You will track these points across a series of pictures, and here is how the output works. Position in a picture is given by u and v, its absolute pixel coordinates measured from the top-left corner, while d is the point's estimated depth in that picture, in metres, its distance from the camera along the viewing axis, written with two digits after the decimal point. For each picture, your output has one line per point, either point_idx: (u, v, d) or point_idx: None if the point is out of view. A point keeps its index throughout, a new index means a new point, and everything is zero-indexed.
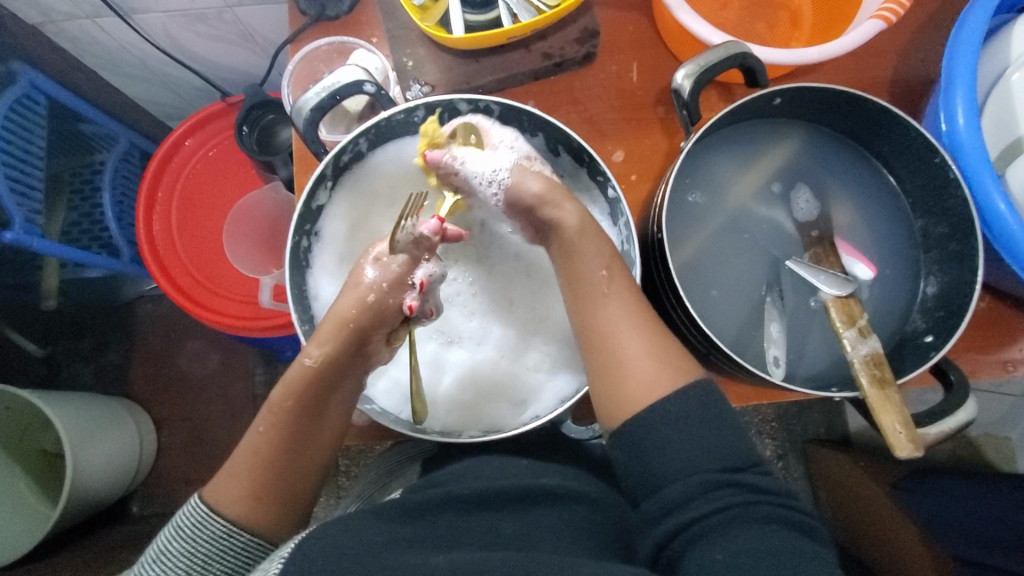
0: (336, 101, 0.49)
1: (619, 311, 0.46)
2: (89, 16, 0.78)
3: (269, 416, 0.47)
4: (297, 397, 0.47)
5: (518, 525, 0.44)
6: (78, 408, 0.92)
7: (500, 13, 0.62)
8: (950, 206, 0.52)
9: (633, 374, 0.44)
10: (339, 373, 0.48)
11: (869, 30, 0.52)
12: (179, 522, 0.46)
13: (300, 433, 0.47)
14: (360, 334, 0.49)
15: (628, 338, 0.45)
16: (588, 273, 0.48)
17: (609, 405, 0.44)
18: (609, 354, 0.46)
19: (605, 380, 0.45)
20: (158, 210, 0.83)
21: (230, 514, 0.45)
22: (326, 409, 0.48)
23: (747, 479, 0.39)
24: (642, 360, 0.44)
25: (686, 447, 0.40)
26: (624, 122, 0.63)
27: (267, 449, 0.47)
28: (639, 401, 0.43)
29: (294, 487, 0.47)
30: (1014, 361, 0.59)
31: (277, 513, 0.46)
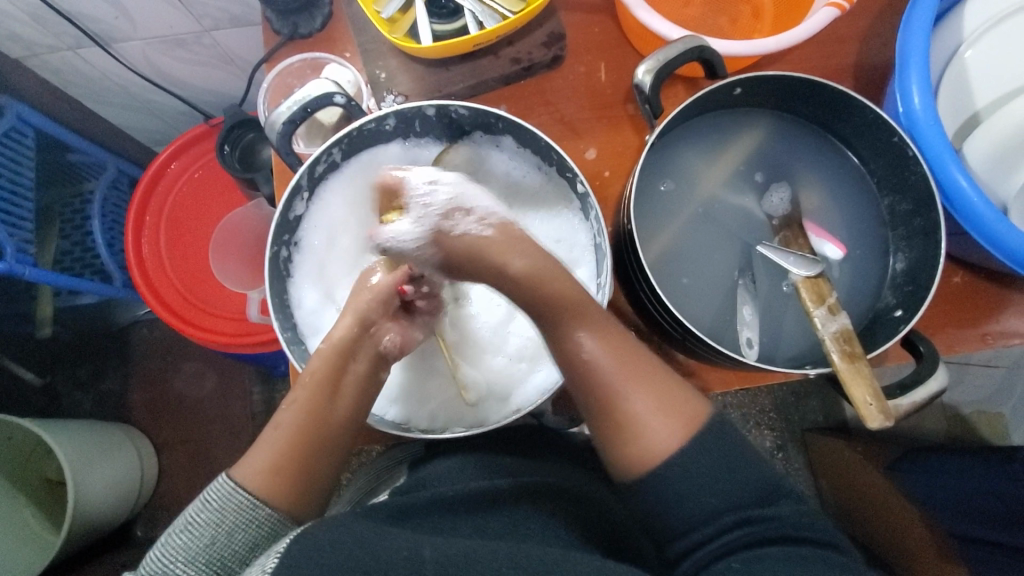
0: (307, 113, 0.51)
1: (609, 365, 0.44)
2: (71, 48, 0.80)
3: (290, 394, 0.47)
4: (317, 372, 0.48)
5: (506, 522, 0.46)
6: (77, 434, 0.92)
7: (466, 21, 0.63)
8: (911, 183, 0.53)
9: (645, 426, 0.41)
10: (348, 354, 0.49)
11: (823, 17, 0.54)
12: (205, 496, 0.44)
13: (317, 409, 0.47)
14: (360, 323, 0.51)
15: (631, 394, 0.43)
16: (574, 321, 0.45)
17: (622, 457, 0.42)
18: (612, 409, 0.43)
19: (611, 440, 0.43)
20: (147, 232, 0.85)
21: (253, 486, 0.44)
22: (343, 384, 0.48)
23: (762, 512, 0.40)
24: (647, 406, 0.42)
25: (707, 487, 0.40)
26: (595, 120, 0.64)
27: (290, 425, 0.46)
28: (649, 458, 0.41)
29: (314, 461, 0.46)
30: (992, 333, 0.60)
31: (298, 487, 0.45)
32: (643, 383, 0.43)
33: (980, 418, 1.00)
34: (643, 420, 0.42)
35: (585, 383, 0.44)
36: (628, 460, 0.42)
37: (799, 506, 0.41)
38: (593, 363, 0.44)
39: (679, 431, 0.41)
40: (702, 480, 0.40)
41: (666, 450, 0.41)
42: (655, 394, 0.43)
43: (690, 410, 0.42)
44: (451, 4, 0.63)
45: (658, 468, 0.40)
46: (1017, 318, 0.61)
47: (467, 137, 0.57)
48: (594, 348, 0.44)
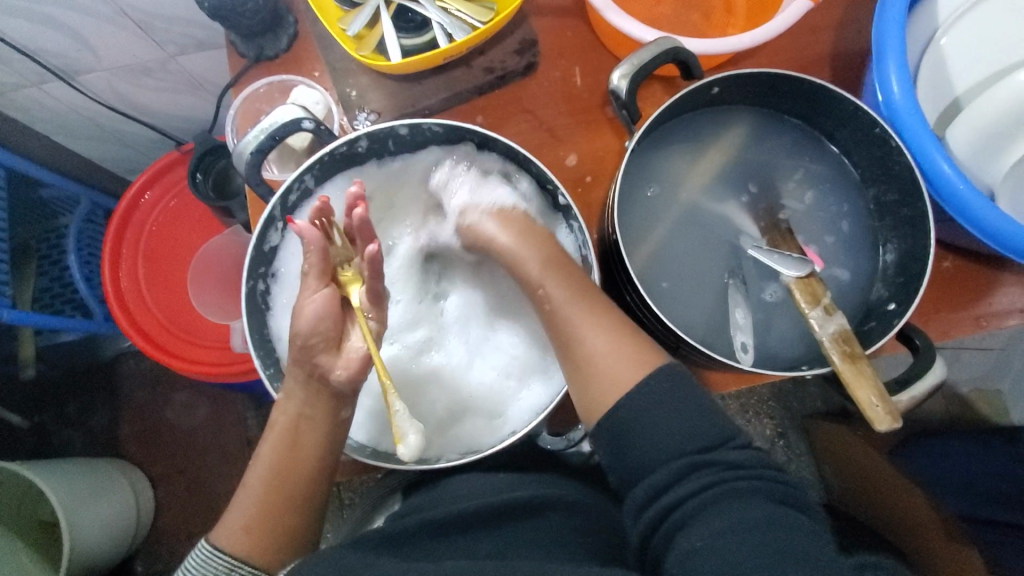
0: (275, 141, 0.49)
1: (571, 301, 0.47)
2: (33, 83, 0.77)
3: (258, 448, 0.47)
4: (276, 427, 0.47)
5: (495, 543, 0.44)
6: (68, 475, 0.90)
7: (435, 35, 0.62)
8: (896, 173, 0.52)
9: (603, 367, 0.43)
10: (305, 398, 0.47)
11: (796, 12, 0.53)
12: (188, 565, 0.45)
13: (280, 462, 0.46)
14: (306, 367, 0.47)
15: (592, 333, 0.45)
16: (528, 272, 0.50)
17: (587, 403, 0.44)
18: (578, 356, 0.45)
19: (571, 370, 0.46)
20: (124, 267, 0.83)
21: (231, 548, 0.44)
22: (301, 436, 0.46)
23: (720, 455, 0.39)
24: (606, 344, 0.44)
25: (675, 428, 0.40)
26: (574, 126, 0.63)
27: (258, 481, 0.46)
28: (611, 391, 0.43)
29: (287, 513, 0.46)
30: (986, 316, 0.60)
31: (271, 541, 0.45)
32: (606, 322, 0.46)
33: (978, 397, 1.00)
34: (604, 361, 0.44)
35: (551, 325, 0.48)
36: (592, 394, 0.44)
37: (751, 453, 0.40)
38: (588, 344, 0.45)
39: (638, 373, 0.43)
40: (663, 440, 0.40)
41: (629, 384, 0.42)
42: (616, 331, 0.45)
43: (648, 351, 0.44)
44: (418, 18, 0.62)
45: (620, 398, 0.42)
46: (1009, 299, 0.60)
47: (444, 152, 0.56)
48: (548, 292, 0.48)
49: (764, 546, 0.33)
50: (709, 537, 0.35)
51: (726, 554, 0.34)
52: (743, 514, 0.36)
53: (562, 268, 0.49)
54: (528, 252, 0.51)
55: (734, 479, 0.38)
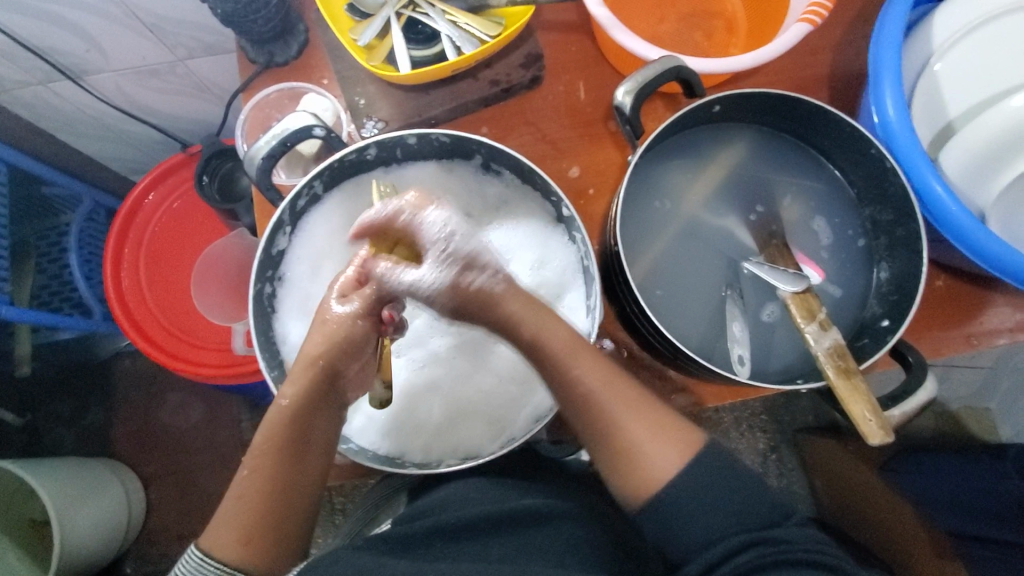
0: (285, 147, 0.50)
1: (610, 400, 0.45)
2: (41, 81, 0.78)
3: (252, 458, 0.45)
4: (278, 439, 0.45)
5: (506, 548, 0.45)
6: (61, 475, 0.89)
7: (443, 46, 0.63)
8: (891, 194, 0.54)
9: (647, 460, 0.43)
10: (309, 413, 0.46)
11: (797, 34, 0.54)
12: (179, 569, 0.44)
13: (280, 477, 0.45)
14: (328, 370, 0.46)
15: (633, 426, 0.44)
16: (557, 355, 0.45)
17: (624, 483, 0.44)
18: (616, 446, 0.44)
19: (614, 465, 0.45)
20: (126, 266, 0.83)
21: (223, 557, 0.43)
22: (307, 450, 0.46)
23: (773, 533, 0.40)
24: (649, 437, 0.44)
25: (723, 509, 0.41)
26: (578, 138, 0.64)
27: (255, 492, 0.44)
28: (656, 479, 0.43)
29: (282, 524, 0.45)
30: (977, 335, 0.61)
31: (267, 549, 0.44)
32: (637, 409, 0.45)
33: (968, 414, 1.01)
34: (642, 456, 0.43)
35: (579, 412, 0.46)
36: (633, 485, 0.43)
37: (809, 531, 0.41)
38: (628, 447, 0.44)
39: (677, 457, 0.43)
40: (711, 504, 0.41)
41: (668, 473, 0.42)
42: (654, 424, 0.44)
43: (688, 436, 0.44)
44: (427, 29, 0.63)
45: (662, 491, 0.42)
46: (999, 319, 0.62)
47: (448, 162, 0.57)
48: (581, 377, 0.45)
49: None
50: None
51: None
52: None
53: (577, 342, 0.46)
54: (561, 333, 0.46)
55: (785, 556, 0.39)
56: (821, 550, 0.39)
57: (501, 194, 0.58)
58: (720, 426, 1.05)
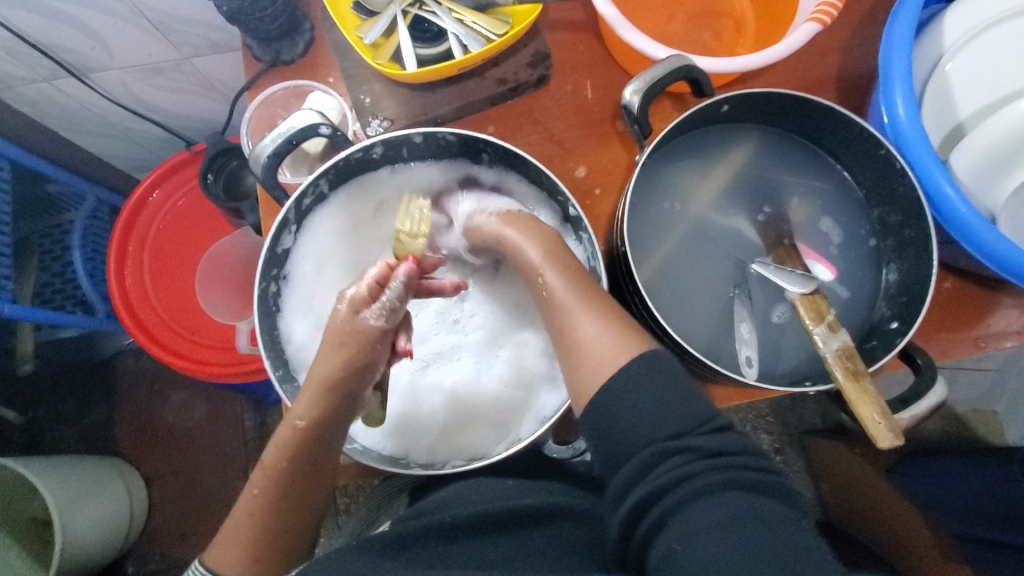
0: (291, 145, 0.50)
1: (570, 287, 0.48)
2: (45, 79, 0.78)
3: (266, 476, 0.46)
4: (292, 459, 0.46)
5: (501, 551, 0.45)
6: (63, 472, 0.89)
7: (450, 45, 0.63)
8: (900, 195, 0.53)
9: (594, 354, 0.43)
10: (326, 434, 0.47)
11: (806, 33, 0.54)
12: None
13: (292, 496, 0.47)
14: (341, 389, 0.47)
15: (583, 320, 0.45)
16: (531, 266, 0.50)
17: (574, 386, 0.44)
18: (572, 344, 0.45)
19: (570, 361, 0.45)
20: (130, 264, 0.83)
21: (229, 572, 0.45)
22: (319, 471, 0.47)
23: (694, 449, 0.38)
24: (601, 334, 0.44)
25: (646, 423, 0.39)
26: (585, 138, 0.64)
27: (266, 509, 0.46)
28: (600, 372, 0.42)
29: (286, 539, 0.47)
30: (986, 337, 0.61)
31: (278, 562, 0.46)
32: (596, 312, 0.45)
33: (975, 417, 1.00)
34: (595, 353, 0.43)
35: (550, 315, 0.48)
36: (582, 381, 0.43)
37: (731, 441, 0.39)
38: (579, 343, 0.45)
39: (623, 354, 0.42)
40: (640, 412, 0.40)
41: (612, 365, 0.42)
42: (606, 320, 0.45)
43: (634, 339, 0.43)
44: (434, 28, 0.63)
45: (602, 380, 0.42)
46: (1008, 322, 0.61)
47: (454, 161, 0.57)
48: (549, 283, 0.49)
49: (758, 547, 0.33)
50: (688, 534, 0.35)
51: (708, 555, 0.34)
52: (729, 507, 0.35)
53: (564, 260, 0.50)
54: (535, 246, 0.51)
55: (711, 473, 0.37)
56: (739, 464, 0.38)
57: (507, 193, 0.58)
58: None
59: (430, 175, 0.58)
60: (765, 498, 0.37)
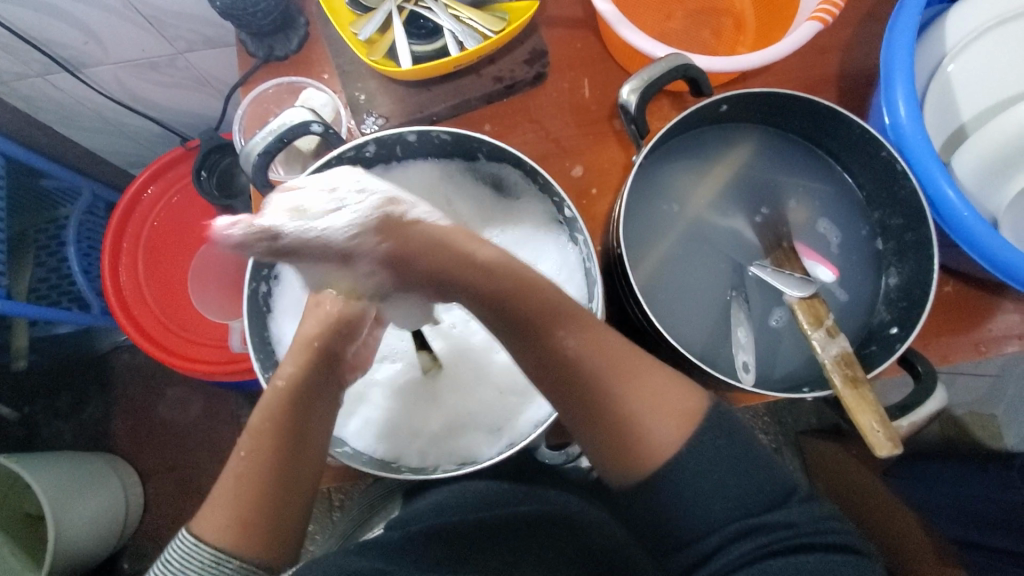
0: (282, 143, 0.49)
1: (600, 365, 0.44)
2: (39, 74, 0.77)
3: (246, 439, 0.43)
4: (275, 416, 0.43)
5: (505, 556, 0.44)
6: (58, 469, 0.89)
7: (445, 42, 0.62)
8: (901, 198, 0.53)
9: (645, 433, 0.43)
10: (312, 389, 0.45)
11: (807, 32, 0.53)
12: (166, 558, 0.41)
13: (282, 453, 0.43)
14: (324, 353, 0.47)
15: (625, 394, 0.44)
16: (548, 326, 0.44)
17: (619, 460, 0.44)
18: (611, 416, 0.44)
19: (608, 438, 0.44)
20: (124, 260, 0.82)
21: (218, 541, 0.40)
22: (308, 425, 0.44)
23: (769, 518, 0.41)
24: (647, 409, 0.43)
25: (720, 493, 0.41)
26: (581, 137, 0.63)
27: (253, 472, 0.42)
28: (655, 454, 0.43)
29: (284, 505, 0.42)
30: (985, 342, 0.60)
31: (267, 536, 0.41)
32: (636, 380, 0.44)
33: (973, 420, 1.00)
34: (631, 430, 0.43)
35: (571, 382, 0.45)
36: (626, 459, 0.43)
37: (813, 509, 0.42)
38: (621, 417, 0.43)
39: (681, 432, 0.43)
40: (713, 476, 0.42)
41: (668, 450, 0.42)
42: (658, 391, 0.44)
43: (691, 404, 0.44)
44: (430, 24, 0.62)
45: (662, 466, 0.42)
46: (1008, 326, 0.60)
47: (447, 160, 0.57)
48: (570, 348, 0.44)
49: None
50: None
51: None
52: (821, 575, 0.38)
53: (583, 319, 0.45)
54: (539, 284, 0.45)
55: (797, 542, 0.40)
56: (821, 529, 0.41)
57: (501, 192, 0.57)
58: None
59: (420, 174, 0.57)
60: (848, 565, 0.39)
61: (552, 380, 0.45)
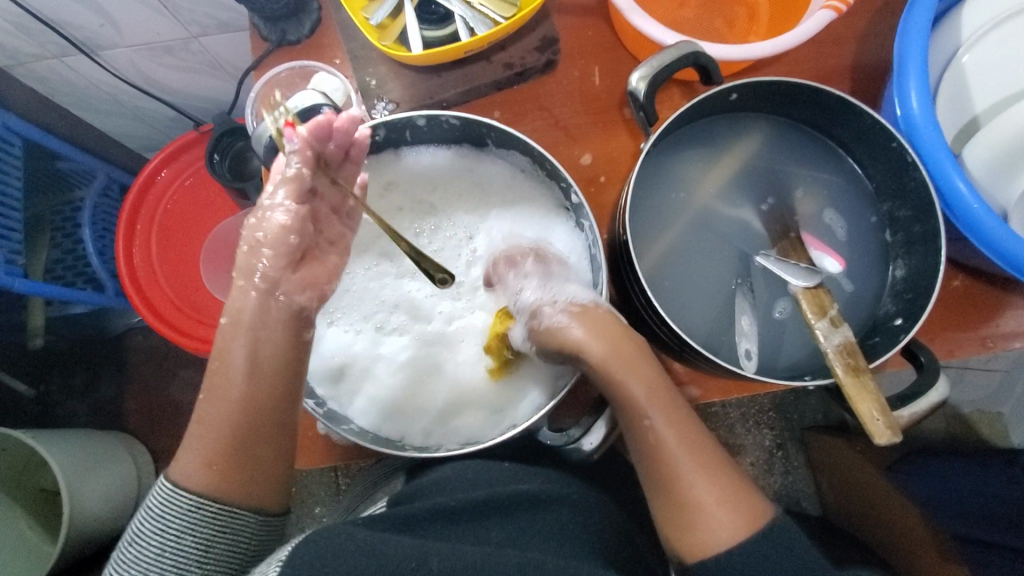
0: (293, 126, 0.50)
1: (681, 450, 0.45)
2: (56, 55, 0.78)
3: (205, 384, 0.46)
4: (228, 359, 0.46)
5: (506, 532, 0.45)
6: (71, 446, 0.90)
7: (457, 27, 0.62)
8: (911, 189, 0.52)
9: (709, 519, 0.42)
10: (261, 325, 0.47)
11: (820, 21, 0.52)
12: (148, 505, 0.44)
13: (237, 394, 0.45)
14: (263, 287, 0.48)
15: (699, 481, 0.44)
16: (636, 402, 0.46)
17: (681, 537, 0.43)
18: (681, 499, 0.44)
19: (674, 519, 0.44)
20: (138, 243, 0.83)
21: (193, 487, 0.44)
22: (257, 363, 0.46)
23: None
24: (716, 496, 0.43)
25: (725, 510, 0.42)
26: (590, 124, 0.63)
27: (214, 415, 0.45)
28: (708, 544, 0.42)
29: (250, 448, 0.45)
30: (993, 337, 0.60)
31: (240, 475, 0.45)
32: (708, 469, 0.44)
33: (980, 418, 0.99)
34: (701, 516, 0.43)
35: (652, 462, 0.46)
36: (688, 541, 0.43)
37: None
38: (690, 506, 0.43)
39: (744, 523, 0.42)
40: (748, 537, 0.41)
41: (726, 542, 0.41)
42: (721, 493, 0.43)
43: (754, 505, 0.43)
44: (441, 9, 0.62)
45: (714, 555, 0.41)
46: (1016, 322, 0.60)
47: (457, 146, 0.57)
48: (653, 426, 0.45)
49: None
50: None
51: None
52: None
53: (671, 404, 0.46)
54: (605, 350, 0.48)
55: None
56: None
57: (511, 179, 0.58)
58: (726, 421, 1.02)
59: (424, 160, 0.58)
60: None
61: (638, 459, 0.47)
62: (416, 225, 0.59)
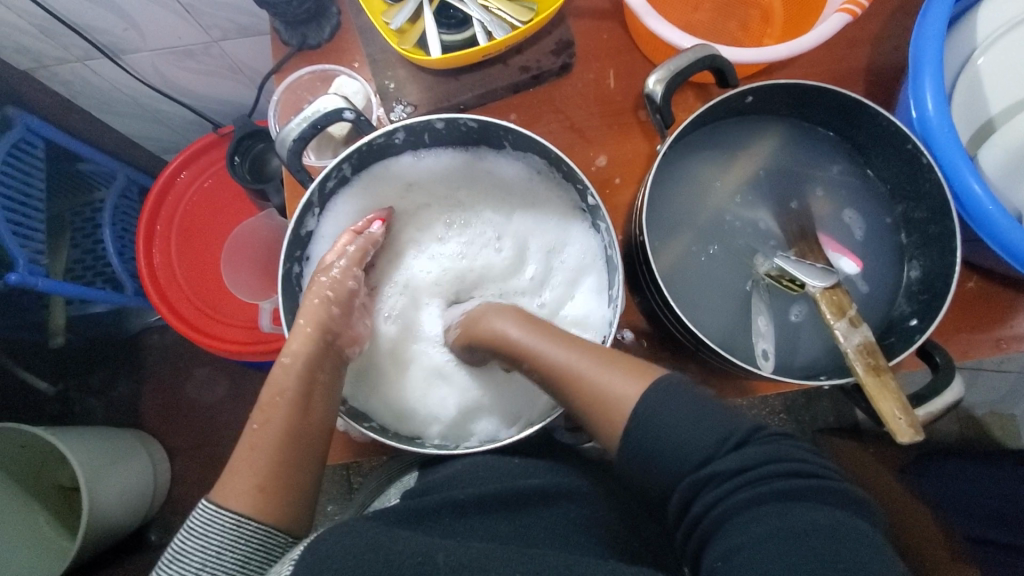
0: (316, 129, 0.51)
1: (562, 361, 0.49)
2: (80, 59, 0.80)
3: (254, 413, 0.48)
4: (284, 392, 0.48)
5: (513, 526, 0.47)
6: (89, 443, 0.92)
7: (475, 31, 0.63)
8: (926, 191, 0.53)
9: (614, 398, 0.44)
10: (314, 362, 0.50)
11: (836, 23, 0.53)
12: (186, 528, 0.43)
13: (288, 423, 0.47)
14: (321, 333, 0.51)
15: (602, 369, 0.46)
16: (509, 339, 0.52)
17: (604, 425, 0.45)
18: (584, 393, 0.46)
19: (592, 412, 0.46)
20: (158, 244, 0.85)
21: (236, 506, 0.43)
22: (309, 398, 0.49)
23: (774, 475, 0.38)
24: (612, 379, 0.45)
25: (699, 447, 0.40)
26: (605, 127, 0.64)
27: (263, 442, 0.46)
28: (617, 415, 0.44)
29: (294, 473, 0.46)
30: (1007, 339, 0.60)
31: (284, 499, 0.45)
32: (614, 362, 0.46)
33: (992, 420, 0.99)
34: (609, 404, 0.45)
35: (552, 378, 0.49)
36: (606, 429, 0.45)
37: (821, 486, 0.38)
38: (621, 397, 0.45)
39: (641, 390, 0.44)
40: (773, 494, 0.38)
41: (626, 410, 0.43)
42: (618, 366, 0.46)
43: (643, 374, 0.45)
44: (459, 14, 0.64)
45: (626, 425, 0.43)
46: None
47: (472, 148, 0.58)
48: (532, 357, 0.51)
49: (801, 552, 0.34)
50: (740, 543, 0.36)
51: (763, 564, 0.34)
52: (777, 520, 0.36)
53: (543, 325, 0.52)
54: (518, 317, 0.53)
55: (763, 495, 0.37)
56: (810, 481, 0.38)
57: (525, 180, 0.59)
58: None
59: (439, 162, 0.59)
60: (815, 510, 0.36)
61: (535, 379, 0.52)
62: (435, 225, 0.62)
